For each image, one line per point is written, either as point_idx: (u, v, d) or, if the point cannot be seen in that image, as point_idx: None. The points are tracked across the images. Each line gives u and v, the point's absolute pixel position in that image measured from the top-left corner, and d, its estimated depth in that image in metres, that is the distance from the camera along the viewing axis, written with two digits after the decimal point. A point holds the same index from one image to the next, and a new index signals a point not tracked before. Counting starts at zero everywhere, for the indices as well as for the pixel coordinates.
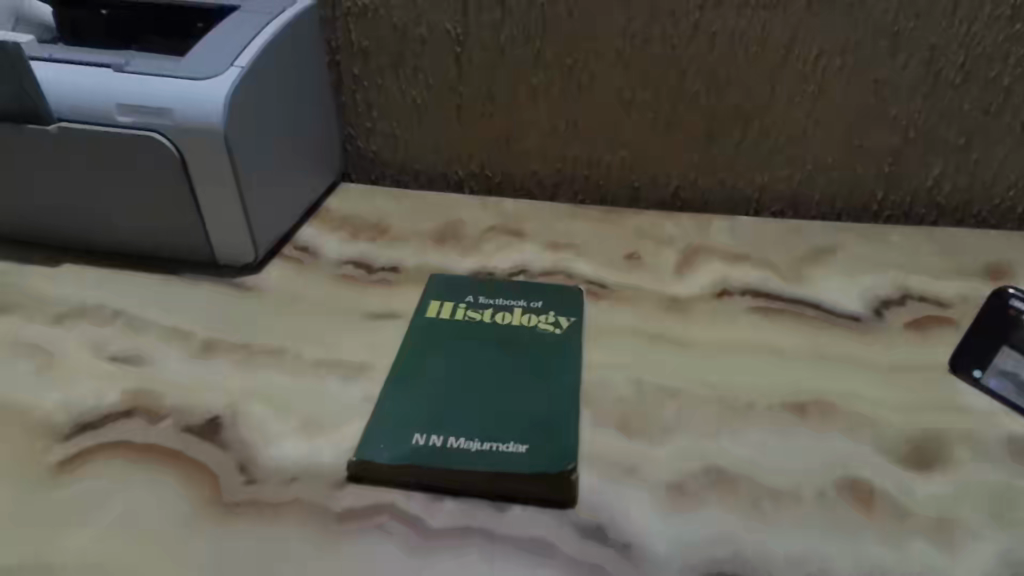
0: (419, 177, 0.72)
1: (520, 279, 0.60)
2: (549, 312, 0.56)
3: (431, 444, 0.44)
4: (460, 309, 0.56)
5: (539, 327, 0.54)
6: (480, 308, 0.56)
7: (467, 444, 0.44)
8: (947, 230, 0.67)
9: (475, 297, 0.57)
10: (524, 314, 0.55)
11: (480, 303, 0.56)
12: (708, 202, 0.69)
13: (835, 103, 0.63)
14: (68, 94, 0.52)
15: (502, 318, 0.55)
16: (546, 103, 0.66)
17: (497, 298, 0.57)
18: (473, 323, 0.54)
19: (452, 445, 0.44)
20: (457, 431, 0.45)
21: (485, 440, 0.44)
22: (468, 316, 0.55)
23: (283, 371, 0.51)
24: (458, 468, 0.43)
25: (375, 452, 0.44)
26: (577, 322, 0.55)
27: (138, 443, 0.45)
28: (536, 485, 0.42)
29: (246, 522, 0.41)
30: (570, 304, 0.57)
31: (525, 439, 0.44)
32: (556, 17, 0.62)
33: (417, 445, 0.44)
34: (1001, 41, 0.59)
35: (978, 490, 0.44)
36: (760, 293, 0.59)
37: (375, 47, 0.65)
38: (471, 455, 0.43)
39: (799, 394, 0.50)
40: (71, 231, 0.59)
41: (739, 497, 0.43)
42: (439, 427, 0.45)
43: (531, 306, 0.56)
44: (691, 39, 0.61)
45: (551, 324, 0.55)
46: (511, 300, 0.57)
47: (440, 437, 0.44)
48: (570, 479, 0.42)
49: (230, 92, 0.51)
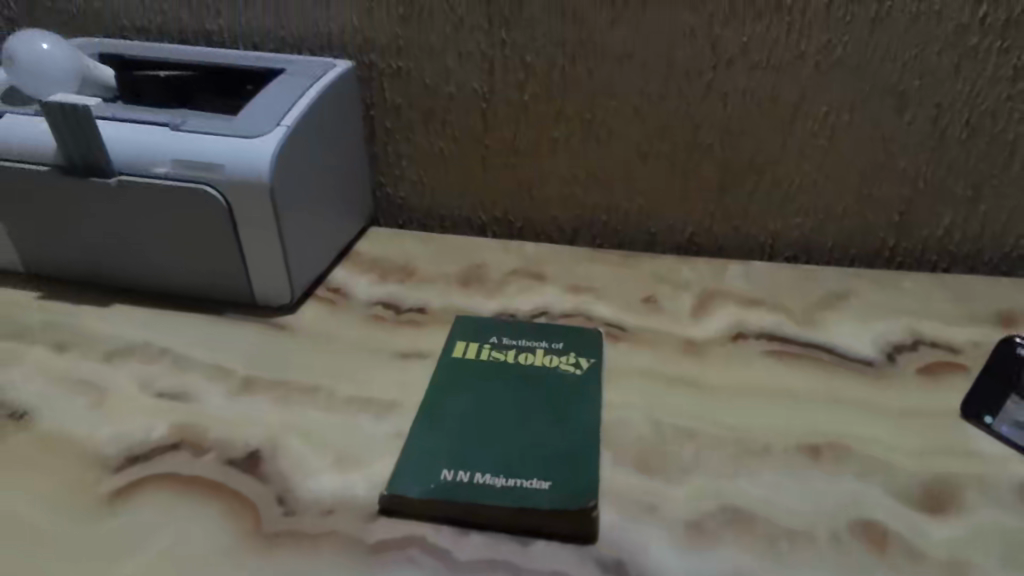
0: (446, 223, 0.76)
1: (541, 322, 0.63)
2: (570, 353, 0.58)
3: (458, 480, 0.46)
4: (484, 350, 0.58)
5: (560, 368, 0.57)
6: (503, 349, 0.59)
7: (493, 480, 0.46)
8: (959, 277, 0.69)
9: (499, 338, 0.60)
10: (546, 355, 0.58)
11: (504, 344, 0.59)
12: (724, 247, 0.72)
13: (844, 156, 0.66)
14: (129, 150, 0.57)
15: (525, 359, 0.57)
16: (566, 154, 0.70)
17: (519, 339, 0.60)
18: (497, 364, 0.57)
19: (477, 481, 0.46)
20: (482, 467, 0.47)
21: (509, 475, 0.46)
22: (492, 356, 0.58)
23: (317, 407, 0.54)
24: (485, 503, 0.45)
25: (405, 487, 0.46)
26: (596, 363, 0.58)
27: (182, 476, 0.48)
28: (558, 521, 0.44)
29: (285, 552, 0.43)
30: (590, 345, 0.59)
31: (548, 476, 0.46)
32: (576, 78, 0.66)
33: (444, 480, 0.46)
34: (1004, 99, 0.61)
35: (990, 532, 0.45)
36: (774, 337, 0.61)
37: (407, 104, 0.70)
38: (497, 490, 0.45)
39: (812, 436, 0.52)
40: (122, 273, 0.64)
41: (756, 537, 0.44)
42: (465, 463, 0.47)
43: (552, 347, 0.59)
44: (704, 98, 0.65)
45: (572, 365, 0.57)
46: (533, 341, 0.59)
47: (467, 473, 0.47)
48: (591, 515, 0.44)
49: (276, 149, 0.55)
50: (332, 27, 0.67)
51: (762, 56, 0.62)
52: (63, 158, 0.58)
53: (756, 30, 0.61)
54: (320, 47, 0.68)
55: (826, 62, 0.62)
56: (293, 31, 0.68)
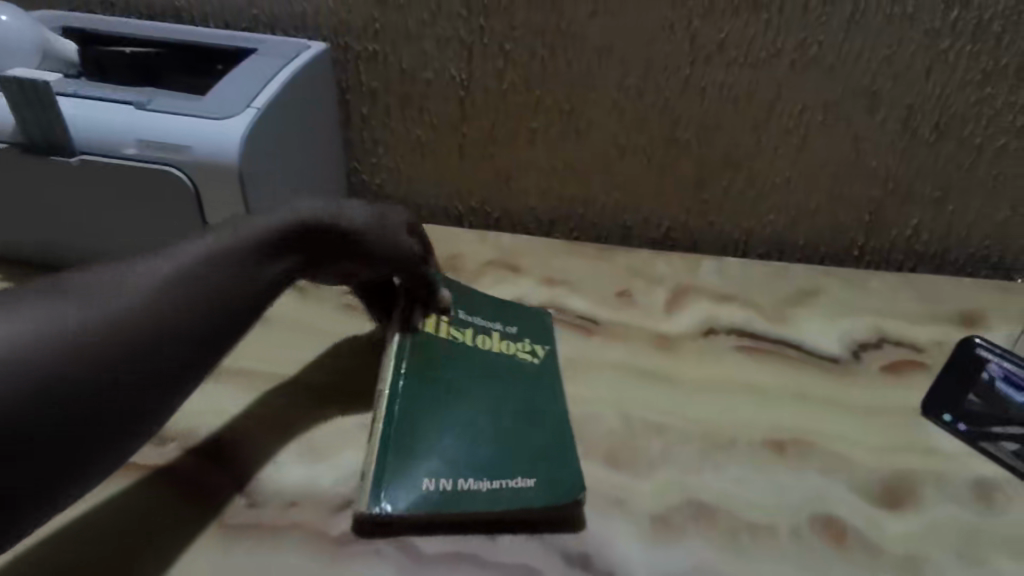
0: (422, 211, 0.75)
1: (494, 297, 0.61)
2: (524, 340, 0.57)
3: (442, 489, 0.44)
4: (443, 326, 0.55)
5: (518, 355, 0.56)
6: (461, 327, 0.56)
7: (478, 484, 0.45)
8: (924, 276, 0.70)
9: (456, 314, 0.57)
10: (503, 340, 0.56)
11: (461, 320, 0.56)
12: (698, 242, 0.73)
13: (817, 155, 0.66)
14: (93, 129, 0.54)
15: (483, 342, 0.55)
16: (544, 145, 0.69)
17: (476, 318, 0.57)
18: (456, 343, 0.54)
19: (462, 487, 0.44)
20: (464, 471, 0.45)
21: (493, 477, 0.45)
22: (451, 335, 0.55)
23: (285, 398, 0.53)
24: (473, 510, 0.44)
25: (389, 501, 0.43)
26: (552, 350, 0.57)
27: (162, 470, 0.46)
28: (545, 516, 0.45)
29: (246, 545, 0.43)
30: (542, 333, 0.59)
31: (531, 473, 0.46)
32: (555, 69, 0.65)
33: (427, 490, 0.44)
34: (973, 103, 0.62)
35: (945, 528, 0.46)
36: (744, 334, 0.62)
37: (383, 89, 0.69)
38: (482, 495, 0.44)
39: (778, 432, 0.52)
40: (86, 256, 0.62)
41: (721, 530, 0.45)
42: (448, 467, 0.45)
43: (507, 332, 0.57)
44: (682, 94, 0.65)
45: (528, 352, 0.56)
46: (489, 322, 0.57)
47: (450, 480, 0.45)
48: (580, 504, 0.45)
49: (246, 131, 0.54)
50: (307, 7, 0.66)
51: (739, 52, 0.62)
52: (22, 135, 0.55)
53: (735, 26, 0.61)
54: (294, 27, 0.67)
55: (802, 61, 0.62)
56: (266, 9, 0.67)
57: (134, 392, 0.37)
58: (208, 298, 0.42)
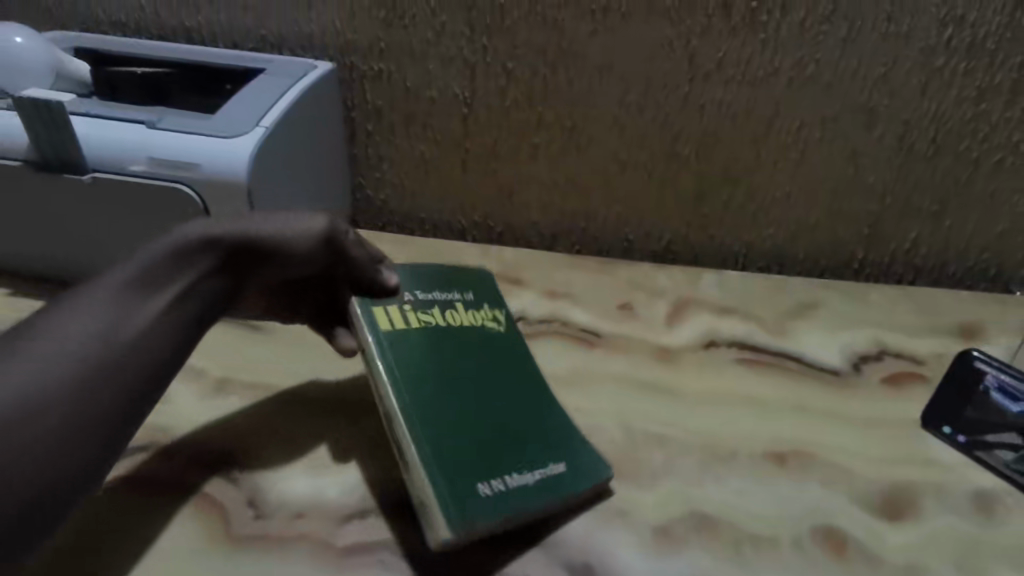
0: (426, 225, 0.76)
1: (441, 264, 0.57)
2: (484, 307, 0.57)
3: (498, 490, 0.43)
4: (410, 313, 0.51)
5: (483, 325, 0.55)
6: (428, 309, 0.52)
7: (524, 477, 0.45)
8: (923, 288, 0.71)
9: (417, 294, 0.52)
10: (467, 310, 0.55)
11: (424, 300, 0.52)
12: (699, 255, 0.74)
13: (815, 170, 0.67)
14: (105, 148, 0.56)
15: (451, 318, 0.53)
16: (546, 160, 0.70)
17: (434, 292, 0.54)
18: (430, 330, 0.51)
19: (512, 483, 0.44)
20: (506, 468, 0.45)
21: (532, 468, 0.46)
22: (422, 321, 0.51)
23: (292, 411, 0.53)
24: (532, 503, 0.44)
25: (469, 513, 0.41)
26: (507, 314, 0.58)
27: (157, 475, 0.47)
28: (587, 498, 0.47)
29: (252, 556, 0.43)
30: (494, 295, 0.58)
31: (559, 459, 0.48)
32: (556, 87, 0.67)
33: (486, 495, 0.43)
34: (968, 119, 0.63)
35: (944, 538, 0.47)
36: (745, 346, 0.62)
37: (388, 106, 0.70)
38: (532, 487, 0.45)
39: (779, 444, 0.53)
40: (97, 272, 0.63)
41: (723, 541, 0.45)
42: (490, 471, 0.44)
43: (467, 300, 0.56)
44: (681, 111, 0.66)
45: (490, 320, 0.56)
46: (447, 293, 0.55)
47: (499, 480, 0.44)
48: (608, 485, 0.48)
49: (253, 148, 0.55)
50: (314, 28, 0.67)
51: (737, 71, 0.63)
52: (35, 153, 0.56)
53: (732, 45, 0.62)
54: (301, 47, 0.68)
55: (800, 79, 0.63)
56: (274, 30, 0.68)
57: (82, 433, 0.34)
58: (143, 325, 0.39)
